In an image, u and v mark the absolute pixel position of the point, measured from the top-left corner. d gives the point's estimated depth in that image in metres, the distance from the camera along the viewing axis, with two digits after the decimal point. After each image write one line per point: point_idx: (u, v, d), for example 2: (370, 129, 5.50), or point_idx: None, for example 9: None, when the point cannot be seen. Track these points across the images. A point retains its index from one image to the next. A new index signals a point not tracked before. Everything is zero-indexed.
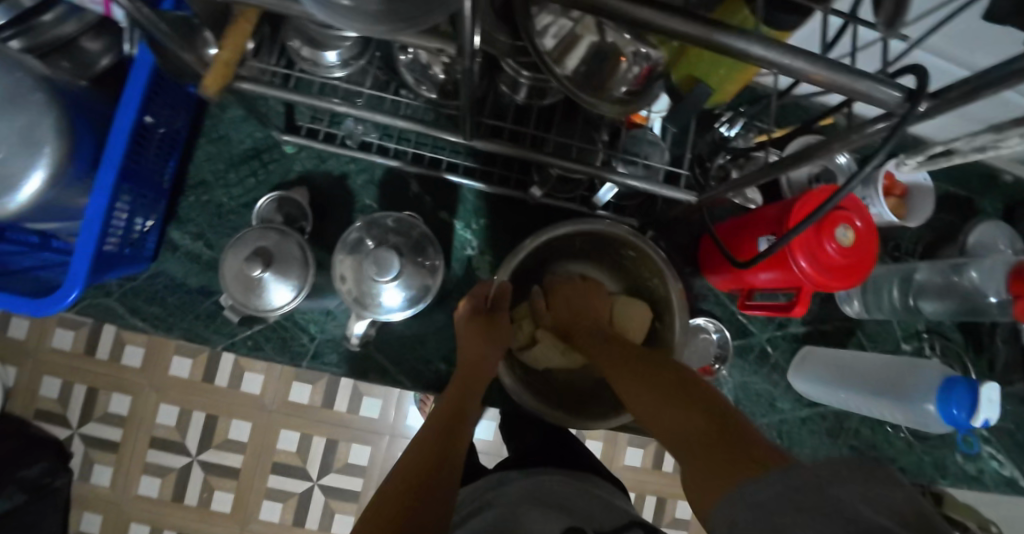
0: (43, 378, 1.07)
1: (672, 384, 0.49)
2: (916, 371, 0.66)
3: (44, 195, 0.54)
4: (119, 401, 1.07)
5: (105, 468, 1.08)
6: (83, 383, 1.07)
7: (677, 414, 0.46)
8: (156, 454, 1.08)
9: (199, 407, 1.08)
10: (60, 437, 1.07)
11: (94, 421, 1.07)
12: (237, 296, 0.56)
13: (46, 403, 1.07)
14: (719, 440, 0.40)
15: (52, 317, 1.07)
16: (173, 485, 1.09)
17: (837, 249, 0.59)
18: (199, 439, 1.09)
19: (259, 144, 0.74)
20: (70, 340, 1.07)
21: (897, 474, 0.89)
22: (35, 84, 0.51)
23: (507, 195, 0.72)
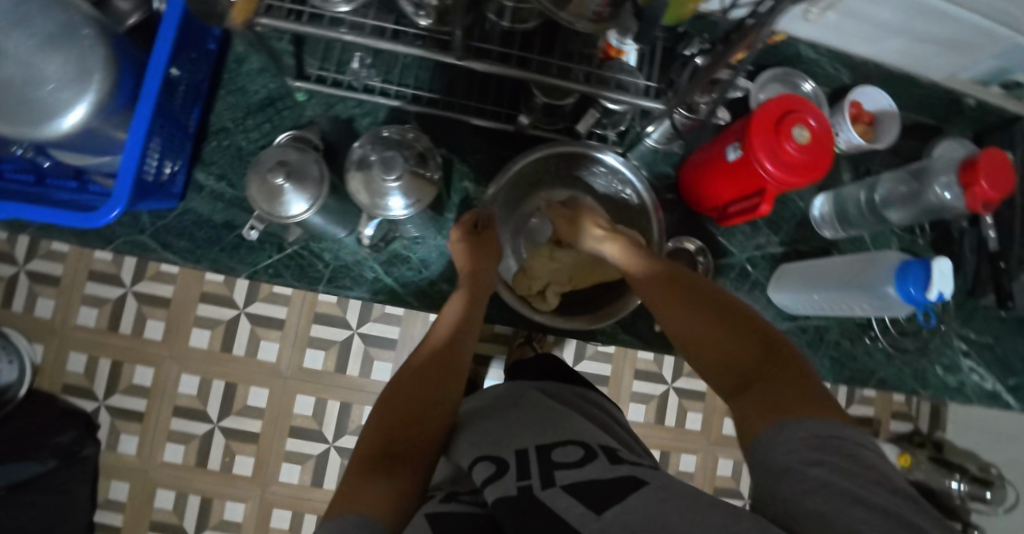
0: (70, 353, 0.96)
1: (723, 311, 0.49)
2: (880, 262, 0.72)
3: (88, 123, 0.61)
4: (145, 373, 0.97)
5: (132, 436, 0.97)
6: (107, 356, 0.96)
7: (739, 345, 0.47)
8: (182, 423, 0.97)
9: (219, 375, 0.98)
10: (86, 411, 0.95)
11: (121, 393, 0.96)
12: (262, 205, 0.63)
13: (74, 379, 0.96)
14: (764, 380, 0.43)
15: (77, 292, 0.96)
16: (198, 451, 0.97)
17: (796, 147, 0.65)
18: (221, 403, 0.97)
19: (273, 93, 0.82)
20: (95, 316, 0.96)
21: (879, 385, 0.95)
22: (83, 21, 0.59)
23: (500, 127, 0.79)
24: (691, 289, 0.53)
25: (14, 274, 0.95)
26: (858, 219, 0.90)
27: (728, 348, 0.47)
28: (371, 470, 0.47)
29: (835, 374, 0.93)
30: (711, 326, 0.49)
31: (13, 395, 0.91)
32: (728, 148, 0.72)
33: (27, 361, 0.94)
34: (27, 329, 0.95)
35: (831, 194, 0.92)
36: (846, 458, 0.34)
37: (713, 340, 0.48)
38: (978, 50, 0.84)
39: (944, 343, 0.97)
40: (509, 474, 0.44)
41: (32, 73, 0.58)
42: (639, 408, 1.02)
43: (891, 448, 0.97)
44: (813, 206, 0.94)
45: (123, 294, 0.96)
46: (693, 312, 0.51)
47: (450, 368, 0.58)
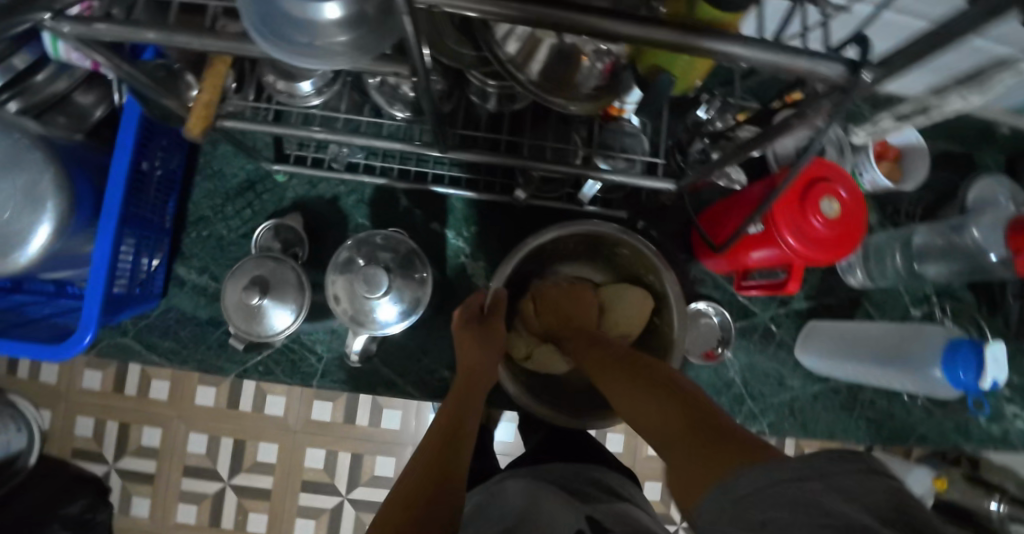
0: (78, 417, 1.01)
1: (654, 379, 0.47)
2: (920, 336, 0.65)
3: (51, 249, 0.57)
4: (152, 434, 1.02)
5: (144, 499, 1.02)
6: (114, 418, 1.02)
7: (661, 409, 0.43)
8: (191, 483, 1.03)
9: (228, 432, 1.02)
10: (99, 473, 1.02)
11: (131, 456, 1.02)
12: (239, 324, 0.58)
13: (83, 442, 1.02)
14: (695, 434, 0.38)
15: (80, 358, 1.01)
16: (211, 510, 1.03)
17: (823, 223, 0.59)
18: (229, 462, 1.03)
19: (251, 176, 0.77)
20: (99, 380, 1.01)
21: (920, 442, 0.88)
22: (30, 143, 0.54)
23: (495, 199, 0.73)
24: (635, 364, 0.51)
25: (19, 342, 1.00)
26: (889, 269, 0.82)
27: (662, 420, 0.42)
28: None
29: (873, 436, 0.86)
30: (640, 402, 0.46)
31: (21, 465, 0.90)
32: (746, 220, 0.66)
33: (37, 427, 0.99)
34: (35, 394, 1.01)
35: (860, 239, 0.85)
36: (803, 475, 0.27)
37: (640, 404, 0.46)
38: (1019, 80, 0.75)
39: (988, 391, 0.89)
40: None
41: None
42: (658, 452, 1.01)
43: (925, 471, 0.89)
44: (840, 252, 0.86)
45: (124, 359, 1.01)
46: (628, 382, 0.49)
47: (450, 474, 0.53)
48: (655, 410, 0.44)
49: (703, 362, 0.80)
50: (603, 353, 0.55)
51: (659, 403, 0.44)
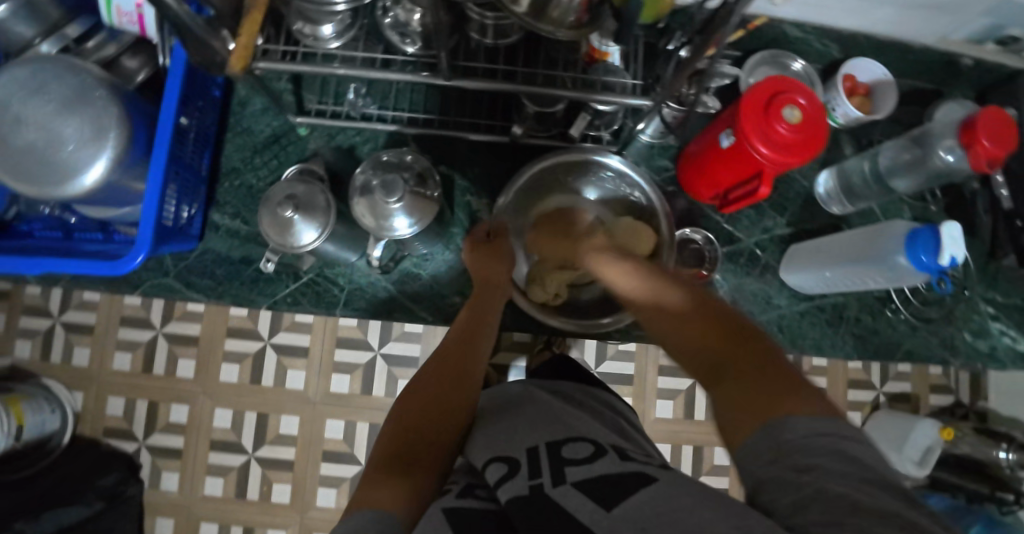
0: (108, 399, 0.99)
1: (702, 312, 0.48)
2: (887, 232, 0.72)
3: (109, 177, 0.65)
4: (179, 410, 0.99)
5: (172, 474, 0.99)
6: (143, 397, 0.99)
7: (706, 345, 0.45)
8: (220, 456, 0.98)
9: (252, 405, 0.99)
10: (128, 452, 0.98)
11: (160, 432, 0.98)
12: (274, 238, 0.66)
13: (113, 422, 0.99)
14: (744, 366, 0.40)
15: (111, 336, 1.00)
16: (236, 483, 0.98)
17: (787, 127, 0.66)
18: (254, 435, 0.98)
19: (277, 131, 0.86)
20: (129, 360, 0.99)
21: (906, 357, 0.93)
22: (96, 83, 0.64)
23: (495, 139, 0.81)
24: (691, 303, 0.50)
25: (51, 326, 0.99)
26: (863, 191, 0.89)
27: (709, 358, 0.44)
28: (391, 468, 0.47)
29: (859, 351, 0.92)
30: (688, 334, 0.47)
31: (55, 444, 0.94)
32: (721, 135, 0.73)
33: (68, 410, 0.97)
34: (66, 379, 0.98)
35: (834, 168, 0.92)
36: (842, 447, 0.31)
37: (684, 334, 0.47)
38: (967, 9, 0.83)
39: (971, 307, 0.95)
40: (521, 475, 0.45)
41: (53, 135, 0.62)
42: (667, 404, 1.01)
43: (928, 423, 0.85)
44: (817, 183, 0.93)
45: (154, 336, 0.99)
46: (675, 318, 0.50)
47: (468, 376, 0.59)
48: (706, 346, 0.45)
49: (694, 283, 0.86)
50: (637, 281, 0.56)
51: (704, 337, 0.46)
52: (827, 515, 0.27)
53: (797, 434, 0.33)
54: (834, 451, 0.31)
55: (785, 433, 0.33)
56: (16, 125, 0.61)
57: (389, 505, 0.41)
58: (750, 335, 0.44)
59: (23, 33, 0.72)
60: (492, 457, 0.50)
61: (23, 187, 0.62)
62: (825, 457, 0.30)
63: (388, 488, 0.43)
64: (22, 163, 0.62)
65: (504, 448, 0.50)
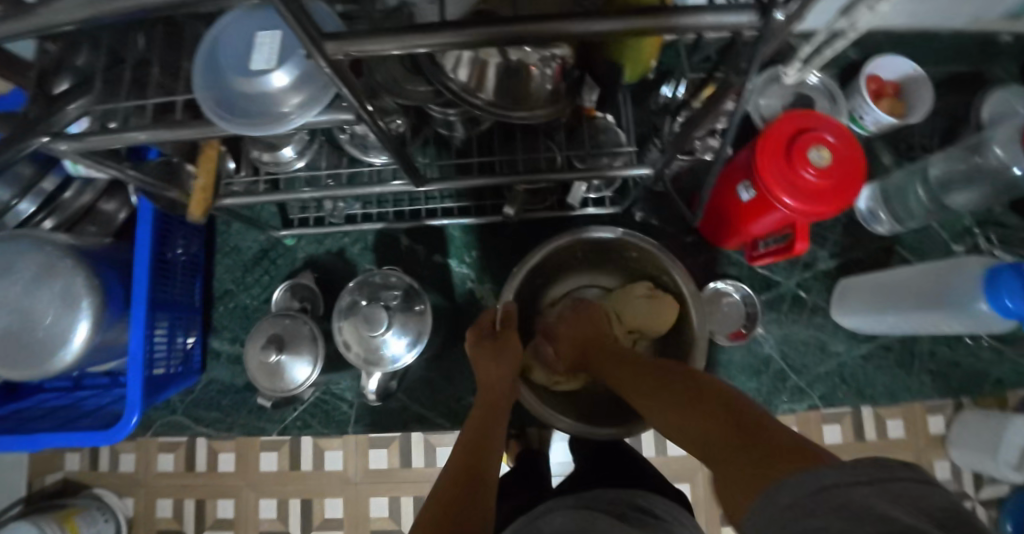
0: (157, 501, 0.82)
1: (686, 389, 0.46)
2: (959, 271, 0.60)
3: (93, 342, 0.62)
4: (227, 505, 0.81)
5: None
6: (190, 495, 0.82)
7: (701, 419, 0.41)
8: None
9: (297, 493, 0.80)
10: None
11: (210, 531, 0.81)
12: (264, 385, 0.61)
13: (165, 524, 0.82)
14: (740, 433, 0.36)
15: (150, 441, 0.83)
16: None
17: (817, 173, 0.57)
18: (303, 521, 0.79)
19: (263, 246, 0.81)
20: (172, 461, 0.82)
21: (998, 386, 0.80)
22: (62, 253, 0.60)
23: (488, 222, 0.74)
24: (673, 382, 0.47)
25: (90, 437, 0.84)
26: (915, 208, 0.77)
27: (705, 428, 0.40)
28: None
29: (941, 389, 0.80)
30: (682, 415, 0.43)
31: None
32: (739, 187, 0.64)
33: (119, 517, 0.81)
34: (112, 485, 0.83)
35: (876, 185, 0.80)
36: (875, 505, 0.23)
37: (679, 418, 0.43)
38: None
39: None
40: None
41: (27, 315, 0.59)
42: None
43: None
44: (858, 202, 0.82)
45: (188, 436, 0.80)
46: (665, 397, 0.47)
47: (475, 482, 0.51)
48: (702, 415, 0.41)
49: (731, 342, 0.77)
50: (644, 373, 0.53)
51: (699, 417, 0.41)
52: None
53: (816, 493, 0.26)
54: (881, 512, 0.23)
55: (798, 492, 0.26)
56: None
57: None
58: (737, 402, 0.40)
59: (0, 195, 0.69)
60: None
61: (7, 371, 0.59)
62: (826, 520, 0.24)
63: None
64: (1, 349, 0.59)
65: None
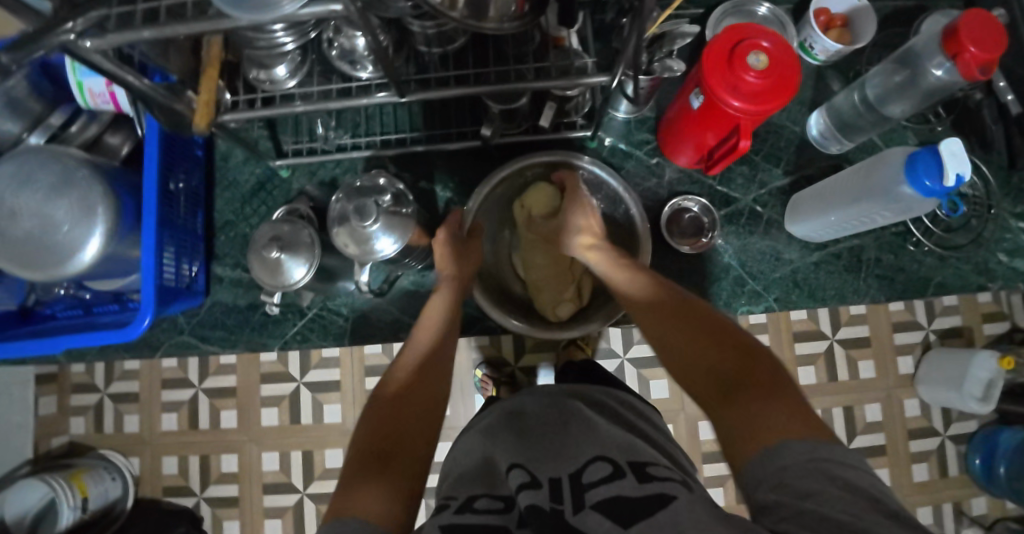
0: (163, 458, 0.90)
1: (710, 331, 0.49)
2: (885, 163, 0.68)
3: (105, 250, 0.68)
4: (230, 459, 0.89)
5: (233, 521, 0.89)
6: (195, 451, 0.89)
7: (718, 361, 0.46)
8: (274, 498, 0.88)
9: (297, 444, 0.88)
10: (188, 506, 0.89)
11: (215, 483, 0.88)
12: (267, 281, 0.67)
13: (172, 480, 0.90)
14: (752, 381, 0.42)
15: (157, 400, 0.90)
16: (296, 523, 0.88)
17: (755, 75, 0.64)
18: (303, 472, 0.88)
19: (261, 178, 0.88)
20: (176, 420, 0.90)
21: (939, 290, 0.88)
22: (78, 164, 0.67)
23: (468, 144, 0.81)
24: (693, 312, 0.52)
25: (98, 400, 0.91)
26: (858, 124, 0.84)
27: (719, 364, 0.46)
28: (374, 467, 0.47)
29: (886, 291, 0.87)
30: (693, 355, 0.48)
31: (121, 510, 0.87)
32: (691, 96, 0.71)
33: (125, 475, 0.89)
34: (119, 446, 0.91)
35: (824, 107, 0.88)
36: (829, 468, 0.32)
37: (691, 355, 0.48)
38: None
39: (1001, 226, 0.89)
40: (543, 490, 0.44)
41: (47, 221, 0.65)
42: None
43: (984, 356, 0.79)
44: (810, 126, 0.90)
45: (194, 394, 0.88)
46: (681, 330, 0.51)
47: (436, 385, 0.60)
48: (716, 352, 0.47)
49: (693, 251, 0.83)
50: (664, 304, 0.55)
51: (712, 365, 0.46)
52: (816, 505, 0.30)
53: (795, 459, 0.34)
54: (825, 473, 0.32)
55: (774, 463, 0.34)
56: (13, 217, 0.64)
57: (389, 518, 0.42)
58: (750, 354, 0.45)
59: (12, 130, 0.76)
60: (513, 465, 0.49)
61: (29, 273, 0.65)
62: (792, 463, 0.34)
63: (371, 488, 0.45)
64: (23, 253, 0.65)
65: (529, 458, 0.49)
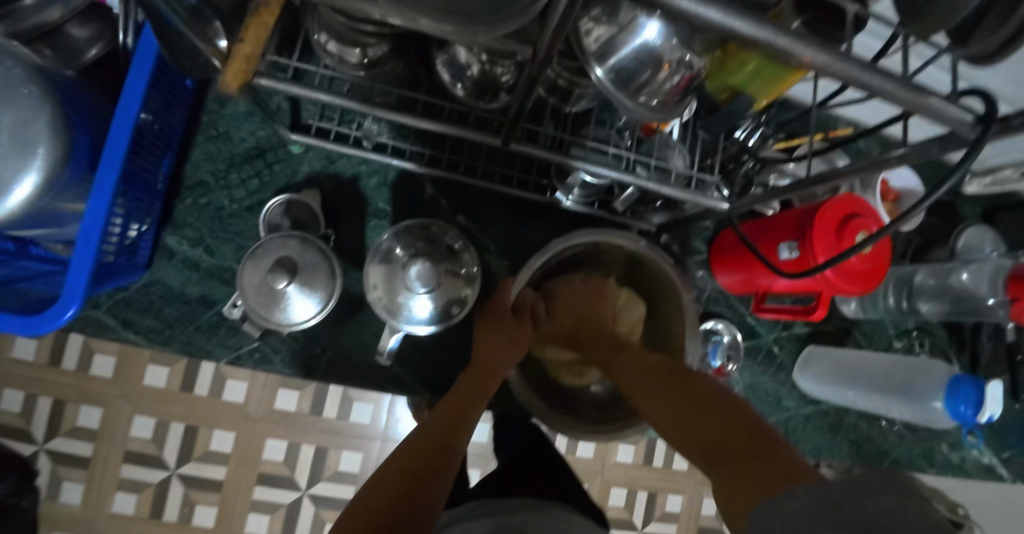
0: (4, 392, 0.82)
1: (693, 395, 0.46)
2: (926, 369, 0.70)
3: (29, 206, 0.48)
4: (91, 413, 0.85)
5: (76, 485, 0.85)
6: (48, 393, 0.83)
7: (714, 429, 0.42)
8: (133, 471, 0.86)
9: (179, 416, 0.87)
10: (23, 454, 0.83)
11: (62, 436, 0.84)
12: (255, 308, 0.52)
13: (9, 419, 0.83)
14: (744, 440, 0.39)
15: (5, 327, 0.82)
16: (153, 500, 0.87)
17: (857, 255, 0.61)
18: (178, 448, 0.87)
19: (262, 143, 0.70)
20: (34, 349, 0.83)
21: (891, 464, 0.93)
22: (24, 76, 0.46)
23: (528, 198, 0.71)
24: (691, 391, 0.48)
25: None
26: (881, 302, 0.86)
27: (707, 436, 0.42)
28: None
29: (853, 457, 0.90)
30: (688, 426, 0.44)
31: None
32: (781, 247, 0.67)
33: None
34: None
35: None
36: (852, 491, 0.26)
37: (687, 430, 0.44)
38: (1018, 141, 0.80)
39: (951, 420, 0.96)
40: None
41: None
42: (628, 449, 1.07)
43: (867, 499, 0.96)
44: None
45: (68, 330, 0.82)
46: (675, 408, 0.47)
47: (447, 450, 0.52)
48: (705, 423, 0.43)
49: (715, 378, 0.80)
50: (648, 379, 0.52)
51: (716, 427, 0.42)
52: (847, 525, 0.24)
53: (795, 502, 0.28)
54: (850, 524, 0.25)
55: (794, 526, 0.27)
56: None
57: None
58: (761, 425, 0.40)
59: None
60: None
61: None
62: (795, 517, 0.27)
63: None
64: None
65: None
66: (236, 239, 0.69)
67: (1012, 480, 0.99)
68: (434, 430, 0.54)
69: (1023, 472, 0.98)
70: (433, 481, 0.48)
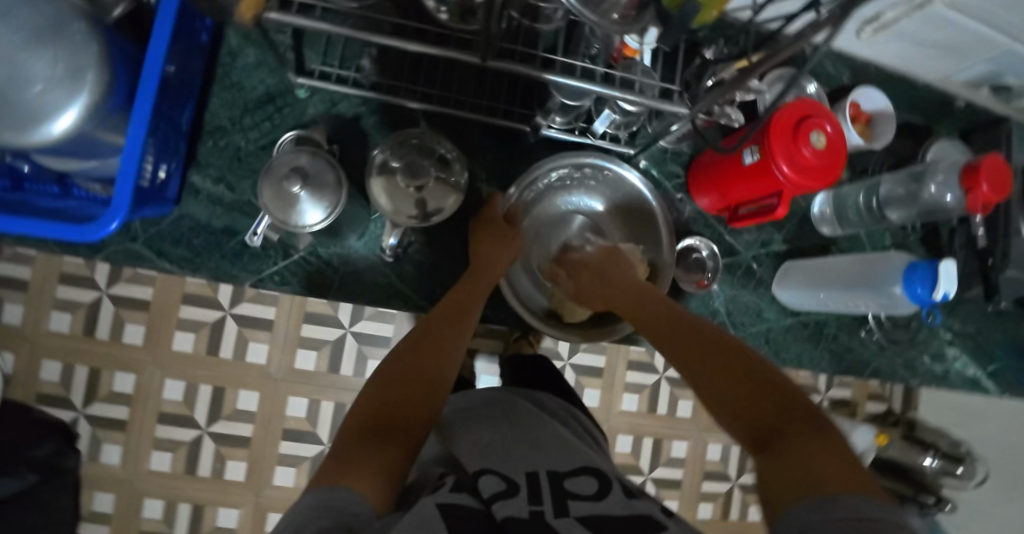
0: (43, 361, 0.77)
1: (747, 366, 0.45)
2: (886, 262, 0.75)
3: (79, 128, 0.56)
4: (125, 379, 0.79)
5: (114, 446, 0.80)
6: (84, 362, 0.78)
7: (762, 404, 0.41)
8: (167, 430, 0.80)
9: (204, 378, 0.80)
10: (65, 421, 0.78)
11: (100, 403, 0.78)
12: (276, 213, 0.60)
13: (50, 388, 0.78)
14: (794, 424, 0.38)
15: (47, 295, 0.77)
16: (188, 457, 0.81)
17: (812, 151, 0.67)
18: (209, 409, 0.81)
19: (272, 89, 0.78)
20: (68, 322, 0.77)
21: (873, 375, 0.98)
22: (73, 14, 0.54)
23: (513, 127, 0.78)
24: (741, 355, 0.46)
25: None
26: (854, 218, 0.92)
27: (750, 405, 0.42)
28: (370, 439, 0.44)
29: (834, 367, 0.95)
30: (731, 393, 0.43)
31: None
32: (744, 152, 0.73)
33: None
34: None
35: (830, 193, 0.94)
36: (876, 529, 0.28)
37: (728, 395, 0.43)
38: (977, 55, 0.85)
39: (932, 334, 1.01)
40: (520, 494, 0.42)
41: (20, 72, 0.53)
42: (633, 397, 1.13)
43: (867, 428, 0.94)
44: (813, 204, 0.95)
45: (98, 297, 0.77)
46: (721, 369, 0.45)
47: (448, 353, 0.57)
48: (756, 394, 0.42)
49: (696, 291, 0.87)
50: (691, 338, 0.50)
51: (764, 404, 0.41)
52: None
53: (820, 516, 0.30)
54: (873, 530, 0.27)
55: (825, 516, 0.30)
56: None
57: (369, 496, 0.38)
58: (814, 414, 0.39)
59: None
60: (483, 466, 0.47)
61: None
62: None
63: (360, 464, 0.41)
64: None
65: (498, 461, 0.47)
66: (253, 175, 0.77)
67: (997, 392, 1.03)
68: (435, 329, 0.59)
69: (1008, 383, 1.02)
70: (432, 377, 0.54)
